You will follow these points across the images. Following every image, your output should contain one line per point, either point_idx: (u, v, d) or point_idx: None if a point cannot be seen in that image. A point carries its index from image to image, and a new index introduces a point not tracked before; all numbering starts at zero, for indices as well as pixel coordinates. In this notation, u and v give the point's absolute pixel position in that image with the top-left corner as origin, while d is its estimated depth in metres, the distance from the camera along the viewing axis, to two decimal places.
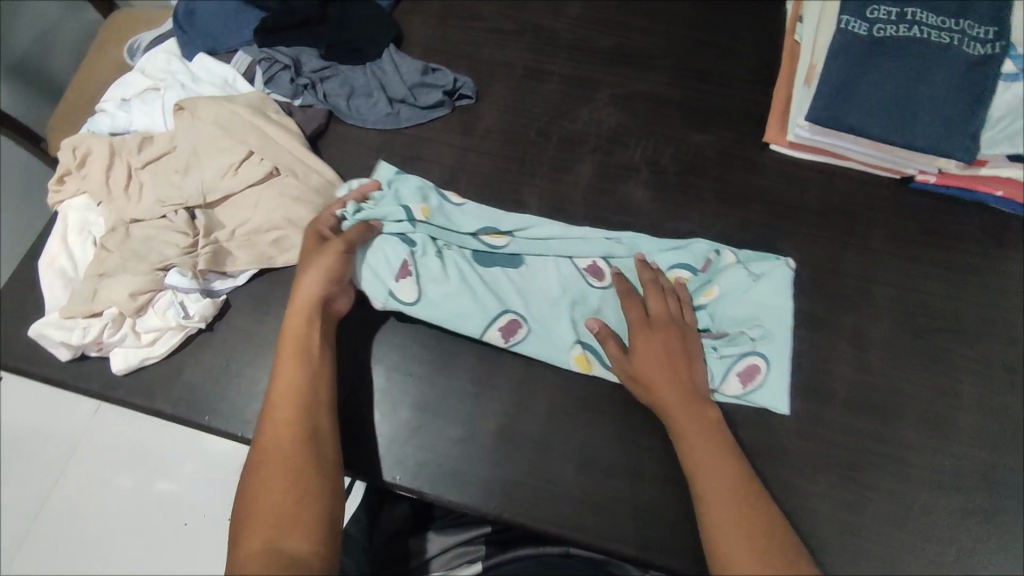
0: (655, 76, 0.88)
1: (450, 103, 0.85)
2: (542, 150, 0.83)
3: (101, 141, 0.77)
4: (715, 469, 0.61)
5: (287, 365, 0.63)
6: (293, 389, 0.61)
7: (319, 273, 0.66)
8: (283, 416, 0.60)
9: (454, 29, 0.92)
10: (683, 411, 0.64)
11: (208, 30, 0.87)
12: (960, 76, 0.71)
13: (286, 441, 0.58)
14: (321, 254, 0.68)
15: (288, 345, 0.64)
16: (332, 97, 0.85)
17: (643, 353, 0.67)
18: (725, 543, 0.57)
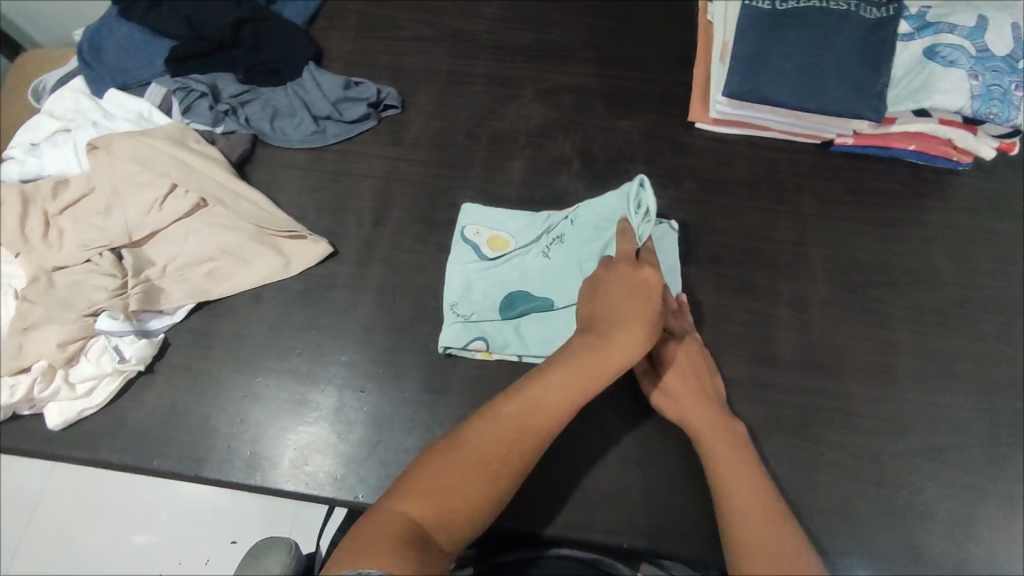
0: (578, 67, 0.89)
1: (376, 114, 0.84)
2: (474, 152, 0.83)
3: (10, 189, 0.73)
4: (741, 475, 0.58)
5: (564, 376, 0.57)
6: (563, 407, 0.56)
7: (636, 314, 0.61)
8: (522, 429, 0.55)
9: (373, 41, 0.92)
10: (710, 426, 0.62)
11: (118, 65, 0.85)
12: (861, 40, 0.74)
13: (511, 453, 0.54)
14: (634, 307, 0.61)
15: (592, 361, 0.58)
16: (254, 121, 0.83)
17: (670, 369, 0.67)
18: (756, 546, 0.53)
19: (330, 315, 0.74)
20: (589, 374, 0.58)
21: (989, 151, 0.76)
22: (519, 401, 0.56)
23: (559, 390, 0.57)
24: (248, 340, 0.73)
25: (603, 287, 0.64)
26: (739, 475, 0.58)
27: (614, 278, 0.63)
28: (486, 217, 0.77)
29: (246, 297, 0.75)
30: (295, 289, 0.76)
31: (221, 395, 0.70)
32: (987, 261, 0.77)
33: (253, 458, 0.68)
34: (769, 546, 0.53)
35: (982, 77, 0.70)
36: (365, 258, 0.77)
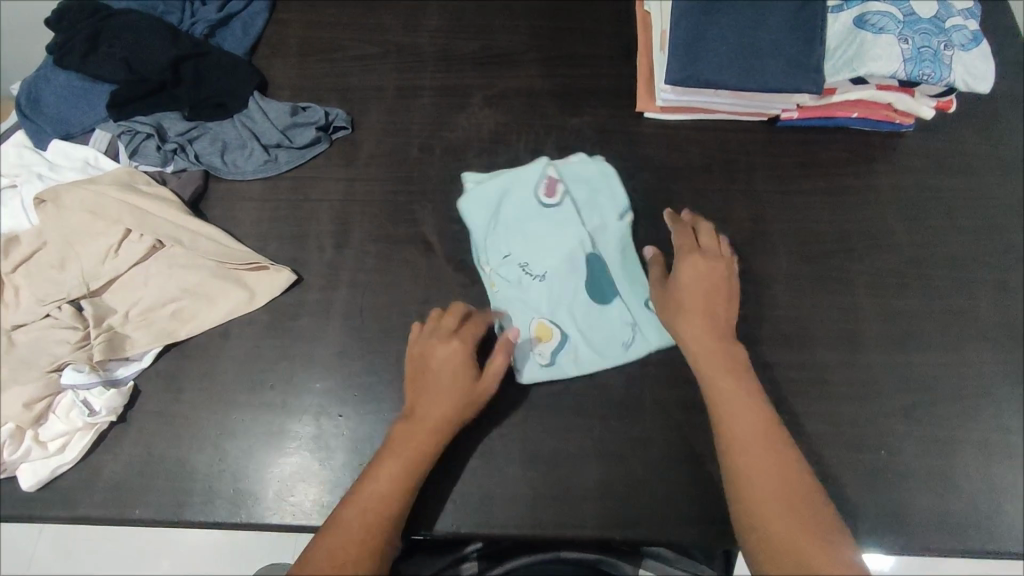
0: (523, 70, 0.89)
1: (327, 137, 0.84)
2: (428, 164, 0.83)
3: None
4: (739, 405, 0.62)
5: (418, 433, 0.64)
6: (392, 496, 0.61)
7: (447, 391, 0.65)
8: (401, 478, 0.62)
9: (318, 64, 0.91)
10: (716, 360, 0.65)
11: (59, 115, 0.84)
12: (792, 17, 0.76)
13: (353, 552, 0.57)
14: (443, 385, 0.65)
15: (423, 428, 0.64)
16: (204, 156, 0.83)
17: (679, 298, 0.68)
18: (756, 474, 0.59)
19: (300, 343, 0.74)
20: (424, 428, 0.64)
21: (929, 111, 0.79)
22: (364, 497, 0.60)
23: (392, 480, 0.61)
24: (220, 378, 0.72)
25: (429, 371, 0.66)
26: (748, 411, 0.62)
27: (437, 356, 0.67)
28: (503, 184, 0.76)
29: (214, 334, 0.75)
30: (263, 322, 0.75)
31: (197, 436, 0.70)
32: (939, 218, 0.79)
33: (237, 496, 0.68)
34: (768, 467, 0.59)
35: (912, 41, 0.72)
36: (331, 282, 0.77)
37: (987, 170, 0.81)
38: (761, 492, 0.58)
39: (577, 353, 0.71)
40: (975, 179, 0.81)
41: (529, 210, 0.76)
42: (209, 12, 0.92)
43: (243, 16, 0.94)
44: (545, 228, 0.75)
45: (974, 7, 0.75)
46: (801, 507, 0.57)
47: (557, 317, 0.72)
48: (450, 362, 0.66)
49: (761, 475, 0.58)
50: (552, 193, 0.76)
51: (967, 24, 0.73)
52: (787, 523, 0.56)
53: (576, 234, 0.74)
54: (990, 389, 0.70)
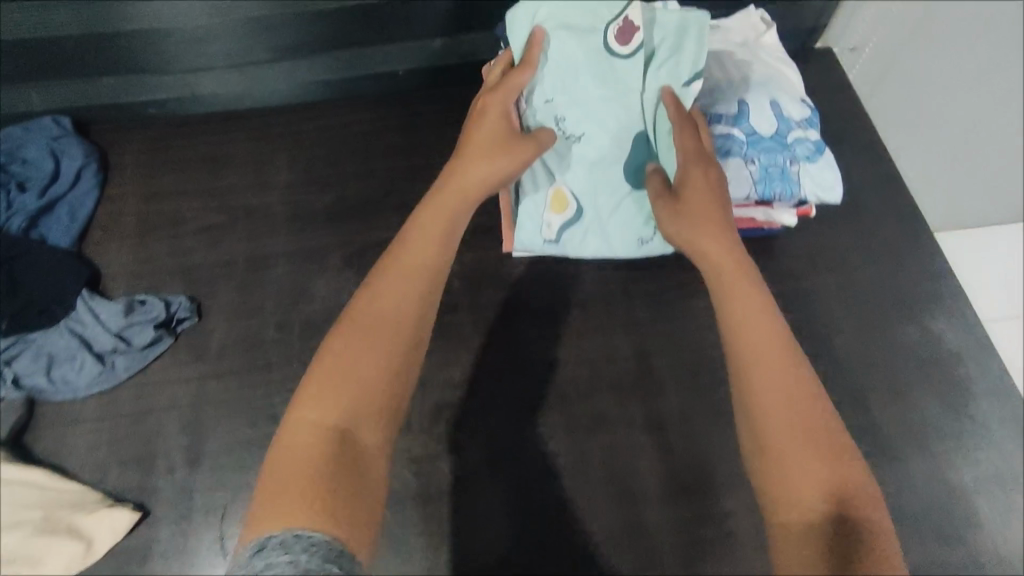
0: (383, 220, 0.84)
1: (170, 332, 0.76)
2: (288, 344, 0.76)
3: None
4: (765, 339, 0.50)
5: (429, 214, 0.57)
6: (424, 250, 0.55)
7: (489, 161, 0.59)
8: (394, 311, 0.51)
9: (157, 244, 0.83)
10: (739, 299, 0.53)
11: None
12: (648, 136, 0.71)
13: (397, 309, 0.51)
14: (516, 149, 0.60)
15: (452, 199, 0.58)
16: (26, 378, 0.73)
17: (684, 192, 0.59)
18: (787, 393, 0.48)
19: None
20: (450, 205, 0.57)
21: (790, 218, 0.75)
22: (400, 273, 0.53)
23: (424, 240, 0.55)
24: None
25: (478, 121, 0.61)
26: (763, 363, 0.49)
27: (489, 113, 0.61)
28: (585, 60, 0.66)
29: None
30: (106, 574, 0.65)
31: None
32: (822, 321, 0.77)
33: None
34: (796, 437, 0.46)
35: (758, 160, 0.71)
36: (184, 509, 0.67)
37: (859, 263, 0.80)
38: (792, 452, 0.46)
39: (583, 238, 0.76)
40: (850, 275, 0.80)
41: (585, 59, 0.66)
42: (27, 200, 0.82)
43: (69, 200, 0.85)
44: (598, 94, 0.68)
45: (811, 114, 0.75)
46: (818, 433, 0.47)
47: (578, 188, 0.73)
48: (494, 130, 0.60)
49: (809, 481, 0.45)
50: (628, 42, 0.66)
51: (808, 134, 0.73)
52: (805, 450, 0.46)
53: (631, 111, 0.70)
54: (895, 506, 0.68)
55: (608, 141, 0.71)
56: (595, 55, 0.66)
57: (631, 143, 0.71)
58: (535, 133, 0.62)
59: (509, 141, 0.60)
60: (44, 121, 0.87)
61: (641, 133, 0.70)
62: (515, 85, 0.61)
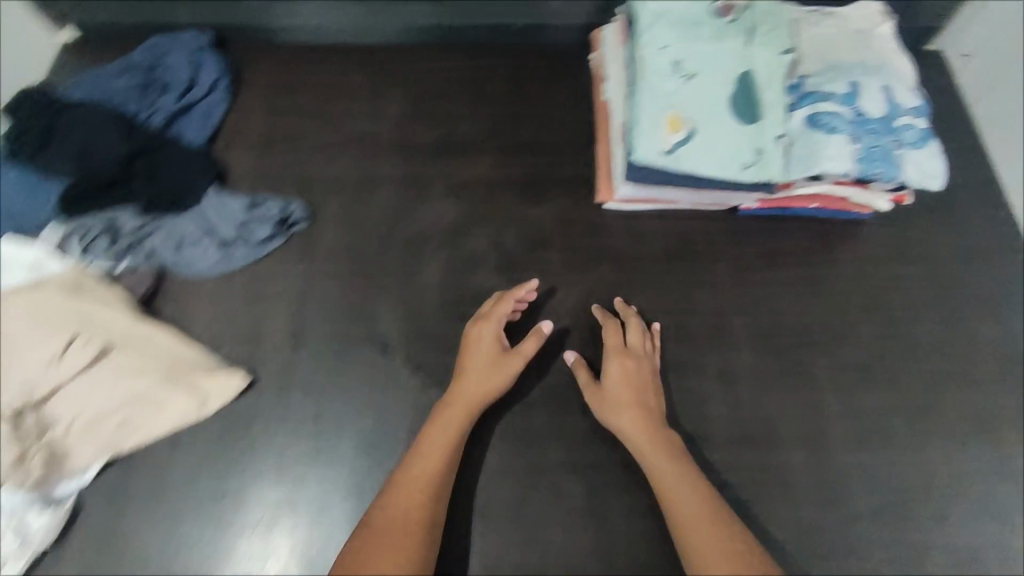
0: (484, 159, 0.90)
1: (283, 232, 0.83)
2: (389, 257, 0.82)
3: None
4: (679, 481, 0.64)
5: (444, 423, 0.67)
6: (444, 445, 0.66)
7: (478, 372, 0.69)
8: (420, 488, 0.63)
9: (277, 153, 0.91)
10: (656, 453, 0.66)
11: (5, 211, 0.82)
12: (757, 94, 0.75)
13: (410, 515, 0.61)
14: (505, 369, 0.70)
15: (461, 407, 0.68)
16: (158, 252, 0.82)
17: (611, 373, 0.71)
18: (700, 515, 0.61)
19: (253, 452, 0.72)
20: (456, 410, 0.68)
21: (885, 204, 0.78)
22: (416, 464, 0.65)
23: (434, 441, 0.66)
24: (168, 490, 0.70)
25: (472, 346, 0.71)
26: (675, 484, 0.63)
27: (476, 340, 0.72)
28: (692, 22, 0.77)
29: (163, 443, 0.73)
30: (213, 430, 0.73)
31: (144, 554, 0.68)
32: (900, 308, 0.79)
33: None
34: (715, 542, 0.59)
35: (863, 140, 0.73)
36: (285, 385, 0.75)
37: (945, 258, 0.82)
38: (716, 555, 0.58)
39: (697, 153, 0.74)
40: (936, 268, 0.81)
41: (695, 20, 0.78)
42: (167, 101, 0.91)
43: (201, 106, 0.93)
44: (708, 40, 0.76)
45: (922, 104, 0.76)
46: (736, 543, 0.59)
47: (691, 114, 0.75)
48: (486, 355, 0.71)
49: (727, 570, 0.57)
50: (730, 14, 0.78)
51: (917, 122, 0.74)
52: (720, 558, 0.58)
53: (735, 55, 0.76)
54: (955, 492, 0.70)
55: (715, 73, 0.76)
56: (702, 18, 0.78)
57: (736, 82, 0.75)
58: (523, 344, 0.71)
59: (500, 363, 0.70)
60: (187, 35, 0.95)
61: (745, 76, 0.75)
62: (498, 316, 0.73)
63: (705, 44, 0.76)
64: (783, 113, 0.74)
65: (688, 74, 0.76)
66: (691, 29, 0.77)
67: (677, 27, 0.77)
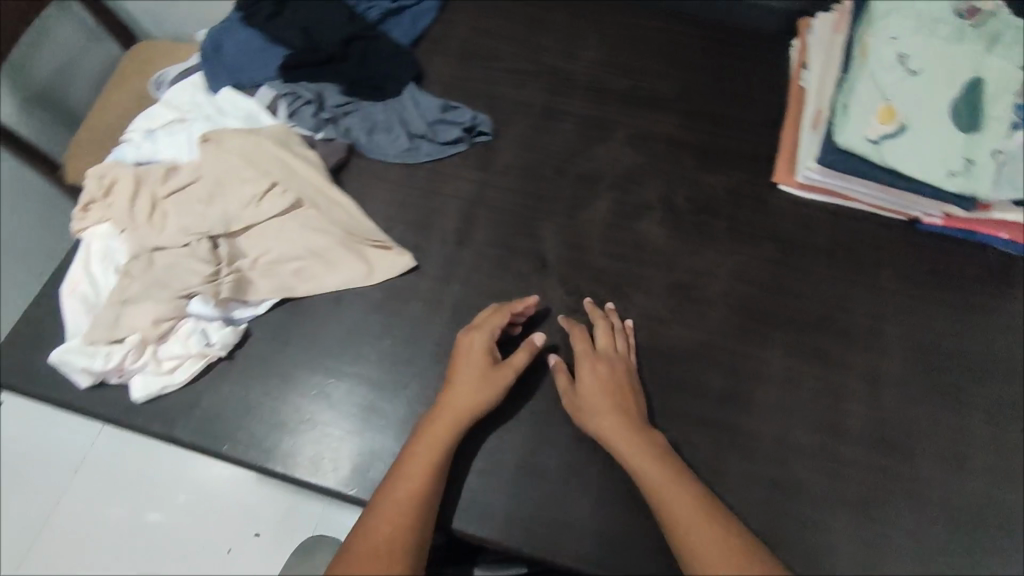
0: (666, 118, 0.92)
1: (467, 139, 0.87)
2: (560, 186, 0.86)
3: (127, 171, 0.79)
4: (670, 487, 0.62)
5: (429, 439, 0.66)
6: (429, 457, 0.64)
7: (470, 384, 0.68)
8: (410, 495, 0.62)
9: (473, 69, 0.95)
10: (643, 458, 0.64)
11: (233, 64, 0.89)
12: (983, 103, 0.72)
13: (395, 532, 0.60)
14: (497, 381, 0.69)
15: (446, 415, 0.67)
16: (352, 132, 0.87)
17: (585, 382, 0.70)
18: (691, 516, 0.60)
19: (405, 326, 0.76)
20: (439, 427, 0.66)
21: None
22: (399, 479, 0.63)
23: (418, 453, 0.65)
24: (325, 340, 0.75)
25: (460, 358, 0.70)
26: (662, 490, 0.62)
27: (464, 351, 0.71)
28: (928, 20, 0.76)
29: (327, 299, 0.77)
30: (374, 298, 0.78)
31: (292, 389, 0.73)
32: None
33: (316, 456, 0.70)
34: (714, 545, 0.58)
35: None
36: (446, 276, 0.79)
37: None
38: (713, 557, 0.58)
39: (903, 148, 0.72)
40: None
41: (931, 19, 0.76)
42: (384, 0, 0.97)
43: (414, 11, 0.98)
44: (943, 39, 0.75)
45: None
46: (732, 539, 0.59)
47: (907, 109, 0.73)
48: (479, 366, 0.69)
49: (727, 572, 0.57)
50: (972, 19, 0.76)
51: None
52: (723, 560, 0.58)
53: (969, 60, 0.73)
54: None
55: (942, 73, 0.73)
56: (940, 18, 0.76)
57: (963, 86, 0.73)
58: (512, 359, 0.70)
59: (496, 378, 0.69)
60: None
61: (975, 83, 0.73)
62: (490, 326, 0.72)
63: (938, 43, 0.74)
64: (1006, 128, 0.71)
65: (913, 68, 0.74)
66: (926, 26, 0.75)
67: (911, 22, 0.76)
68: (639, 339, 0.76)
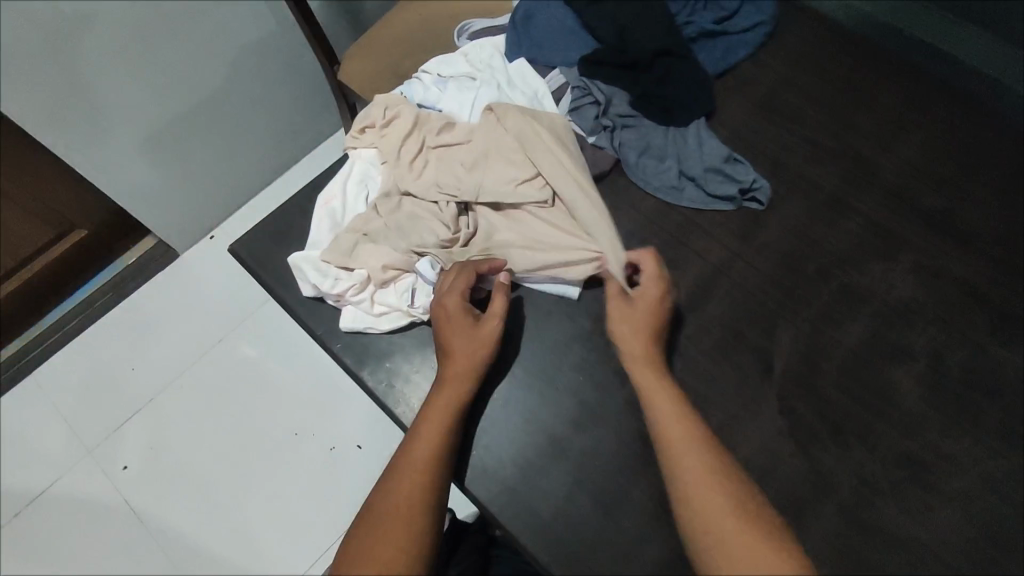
0: (974, 262, 0.77)
1: (737, 200, 0.80)
2: (817, 290, 0.76)
3: (410, 110, 0.81)
4: (685, 442, 0.60)
5: (440, 410, 0.66)
6: (440, 417, 0.66)
7: (459, 340, 0.68)
8: (425, 452, 0.63)
9: (769, 124, 0.86)
10: (662, 405, 0.63)
11: (537, 40, 0.87)
12: None
13: (412, 493, 0.61)
14: (483, 334, 0.69)
15: (454, 374, 0.68)
16: (625, 149, 0.82)
17: (625, 317, 0.68)
18: (692, 478, 0.58)
19: (602, 368, 0.73)
20: (452, 388, 0.67)
21: None
22: (415, 441, 0.64)
23: (433, 415, 0.66)
24: (521, 349, 0.75)
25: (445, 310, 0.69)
26: (675, 438, 0.61)
27: (457, 306, 0.69)
28: None
29: (538, 309, 0.77)
30: (582, 327, 0.76)
31: None
32: None
33: (472, 457, 0.70)
34: (738, 540, 0.55)
35: None
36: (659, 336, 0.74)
37: None
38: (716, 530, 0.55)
39: None
40: None
41: None
42: (705, 20, 0.90)
43: (730, 42, 0.90)
44: None
45: None
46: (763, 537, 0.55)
47: None
48: (458, 320, 0.69)
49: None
50: None
51: None
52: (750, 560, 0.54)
53: None
54: None
55: None
56: None
57: None
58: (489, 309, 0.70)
59: (472, 329, 0.69)
60: None
61: None
62: (471, 269, 0.71)
63: None
64: None
65: None
66: None
67: None
68: (846, 499, 0.66)
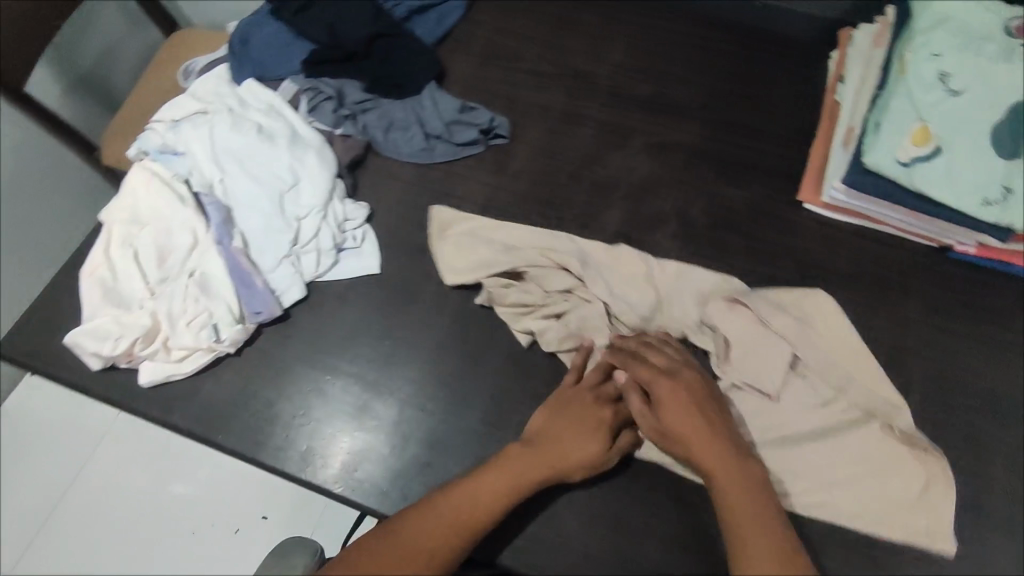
0: (689, 127, 0.88)
1: (483, 141, 0.87)
2: (572, 193, 0.84)
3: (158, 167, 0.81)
4: (744, 512, 0.59)
5: (503, 480, 0.62)
6: (509, 489, 0.62)
7: (572, 423, 0.65)
8: (469, 520, 0.60)
9: (494, 69, 0.94)
10: (724, 468, 0.61)
11: (259, 59, 0.90)
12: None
13: (438, 546, 0.59)
14: (606, 428, 0.65)
15: (551, 458, 0.64)
16: (370, 129, 0.87)
17: (670, 410, 0.64)
18: (738, 513, 0.59)
19: (406, 327, 0.76)
20: (546, 465, 0.63)
21: None
22: (466, 493, 0.62)
23: (504, 483, 0.62)
24: (327, 338, 0.76)
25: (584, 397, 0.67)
26: (738, 501, 0.59)
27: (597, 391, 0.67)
28: (977, 33, 0.71)
29: (333, 295, 0.79)
30: (378, 297, 0.78)
31: (289, 384, 0.74)
32: None
33: (307, 453, 0.71)
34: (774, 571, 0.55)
35: None
36: None
37: None
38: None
39: (935, 176, 0.69)
40: None
41: (978, 33, 0.72)
42: None
43: (441, 9, 0.97)
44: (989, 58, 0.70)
45: None
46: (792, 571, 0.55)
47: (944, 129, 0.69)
48: (594, 405, 0.66)
49: None
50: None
51: None
52: None
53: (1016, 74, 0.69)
54: None
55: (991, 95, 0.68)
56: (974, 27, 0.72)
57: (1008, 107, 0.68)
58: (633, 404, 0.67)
59: (606, 418, 0.66)
60: None
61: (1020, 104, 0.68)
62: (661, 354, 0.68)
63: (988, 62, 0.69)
64: None
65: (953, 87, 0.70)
66: (969, 47, 0.70)
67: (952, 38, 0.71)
68: None
